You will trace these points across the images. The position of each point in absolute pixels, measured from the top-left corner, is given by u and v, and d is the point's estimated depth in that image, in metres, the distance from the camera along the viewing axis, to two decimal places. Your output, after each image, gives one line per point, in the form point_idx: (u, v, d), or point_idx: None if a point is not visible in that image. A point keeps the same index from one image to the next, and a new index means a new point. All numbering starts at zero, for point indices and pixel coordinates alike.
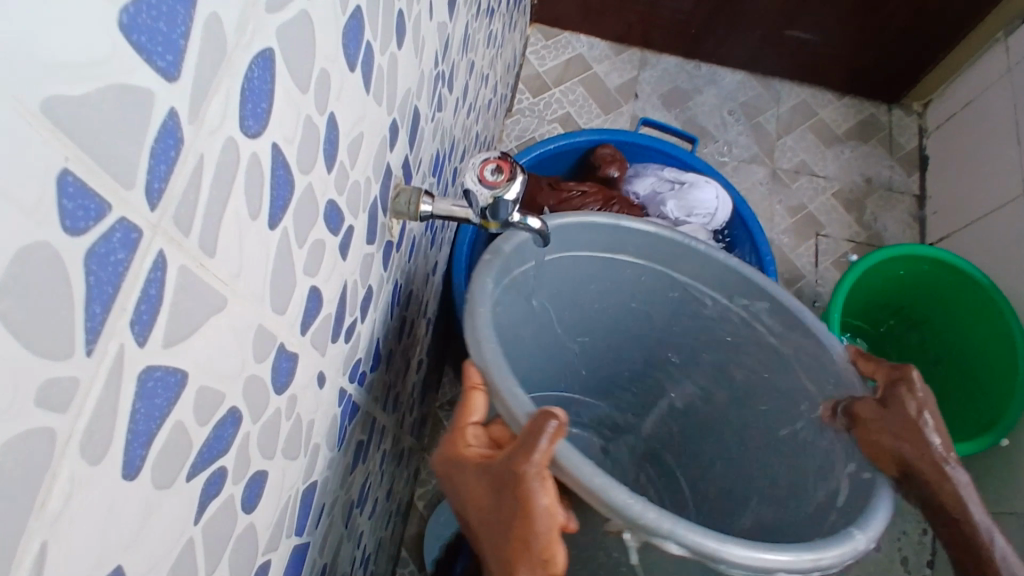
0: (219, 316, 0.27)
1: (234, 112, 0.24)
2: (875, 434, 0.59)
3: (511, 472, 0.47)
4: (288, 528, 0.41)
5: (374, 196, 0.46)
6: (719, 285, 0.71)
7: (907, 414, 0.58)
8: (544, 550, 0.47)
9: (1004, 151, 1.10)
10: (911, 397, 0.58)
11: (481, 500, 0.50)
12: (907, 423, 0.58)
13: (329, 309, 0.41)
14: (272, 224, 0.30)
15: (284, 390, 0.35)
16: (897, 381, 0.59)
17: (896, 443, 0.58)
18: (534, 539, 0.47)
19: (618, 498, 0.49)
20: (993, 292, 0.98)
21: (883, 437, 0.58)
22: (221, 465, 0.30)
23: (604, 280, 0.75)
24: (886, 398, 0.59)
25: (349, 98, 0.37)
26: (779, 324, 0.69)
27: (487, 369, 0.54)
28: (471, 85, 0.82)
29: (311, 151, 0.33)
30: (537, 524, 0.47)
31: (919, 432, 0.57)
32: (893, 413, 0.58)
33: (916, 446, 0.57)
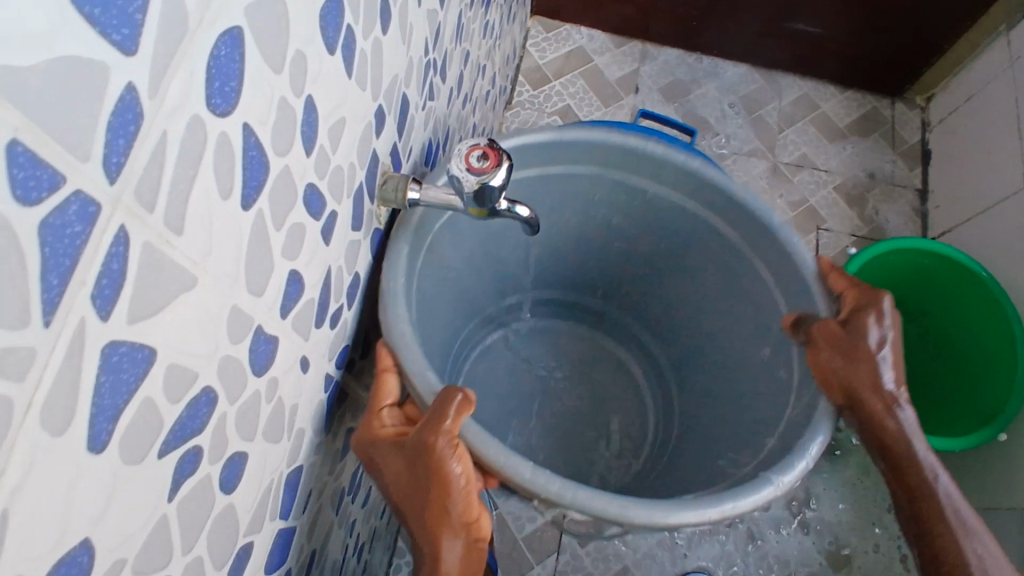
0: (189, 295, 0.27)
1: (199, 89, 0.25)
2: (835, 366, 0.60)
3: (427, 450, 0.50)
4: (271, 512, 0.41)
5: (359, 182, 0.46)
6: (699, 198, 0.73)
7: (864, 340, 0.60)
8: (463, 508, 0.51)
9: (1006, 144, 1.09)
10: (875, 320, 0.60)
11: (397, 477, 0.51)
12: (862, 347, 0.60)
13: (311, 294, 0.41)
14: (245, 205, 0.30)
15: (263, 373, 0.36)
16: (864, 302, 0.61)
17: (848, 369, 0.60)
18: (455, 506, 0.51)
19: (518, 471, 0.52)
20: (993, 286, 0.97)
21: (843, 366, 0.60)
22: (196, 445, 0.30)
23: (585, 192, 0.78)
24: (850, 319, 0.61)
25: (329, 82, 0.37)
26: (757, 240, 0.70)
27: (395, 346, 0.54)
28: (466, 76, 0.82)
29: (287, 133, 0.33)
30: (452, 488, 0.50)
31: (874, 355, 0.59)
32: (851, 337, 0.60)
33: (869, 370, 0.59)
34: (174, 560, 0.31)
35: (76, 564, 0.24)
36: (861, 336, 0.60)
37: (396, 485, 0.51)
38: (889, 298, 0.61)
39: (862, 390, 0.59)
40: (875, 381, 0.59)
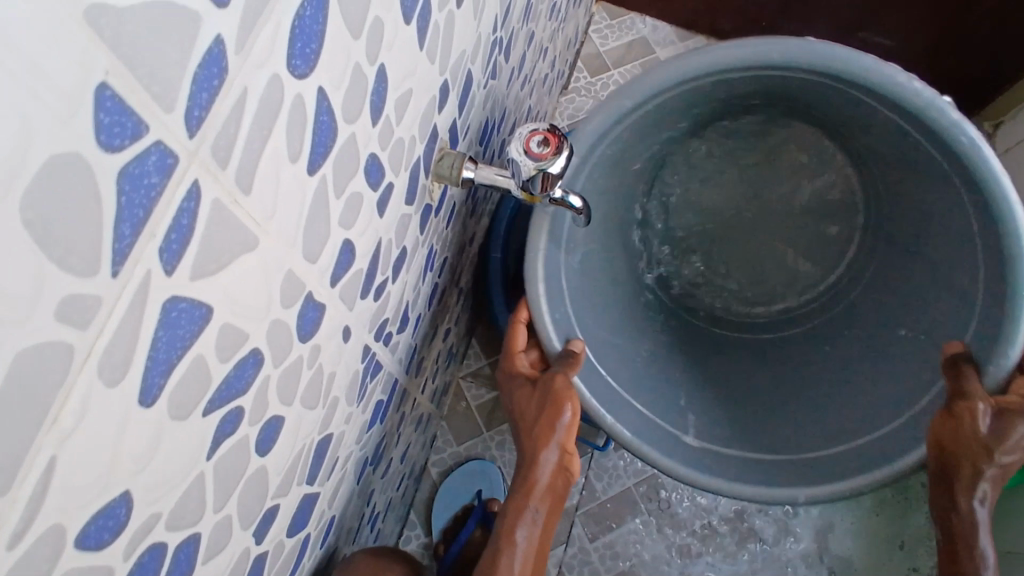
0: (250, 255, 0.27)
1: (282, 48, 0.24)
2: (947, 433, 0.56)
3: (549, 387, 0.58)
4: (298, 477, 0.42)
5: (418, 155, 0.46)
6: (876, 99, 0.60)
7: (1000, 439, 0.55)
8: (565, 447, 0.58)
9: None
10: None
11: (525, 407, 0.60)
12: (990, 442, 0.55)
13: (361, 264, 0.41)
14: (311, 168, 0.30)
15: (308, 338, 0.36)
16: None
17: (965, 451, 0.55)
18: (561, 445, 0.58)
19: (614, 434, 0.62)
20: None
21: (954, 438, 0.56)
22: (238, 405, 0.30)
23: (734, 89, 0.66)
24: (1006, 409, 0.55)
25: (401, 51, 0.36)
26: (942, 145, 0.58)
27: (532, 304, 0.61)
28: (528, 57, 0.80)
29: (357, 100, 0.32)
30: (558, 427, 0.58)
31: (990, 457, 0.55)
32: (994, 431, 0.55)
33: (974, 465, 0.56)
34: (205, 518, 0.31)
35: (112, 515, 0.24)
36: (990, 430, 0.55)
37: (523, 414, 0.60)
38: None
39: (953, 461, 0.56)
40: (972, 466, 0.56)
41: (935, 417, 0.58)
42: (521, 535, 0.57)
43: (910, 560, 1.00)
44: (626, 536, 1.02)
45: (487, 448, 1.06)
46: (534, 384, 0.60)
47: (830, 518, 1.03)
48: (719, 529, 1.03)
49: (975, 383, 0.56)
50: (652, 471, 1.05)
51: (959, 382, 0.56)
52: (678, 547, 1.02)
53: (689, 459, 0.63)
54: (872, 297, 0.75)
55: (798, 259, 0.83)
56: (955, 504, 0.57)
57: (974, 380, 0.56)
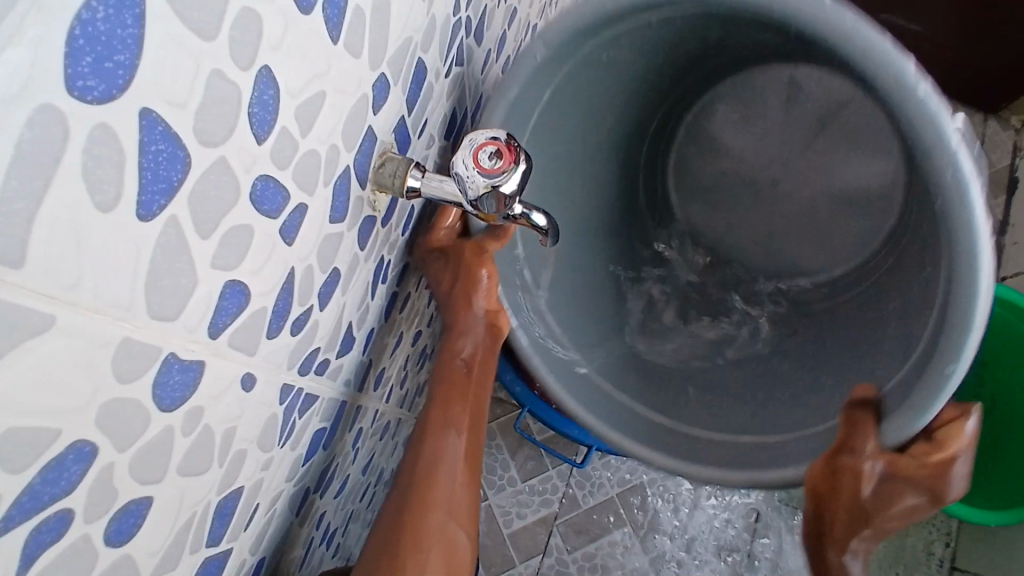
0: (40, 339, 0.20)
1: (56, 68, 0.17)
2: (842, 492, 0.50)
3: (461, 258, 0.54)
4: (192, 545, 0.36)
5: (345, 165, 0.38)
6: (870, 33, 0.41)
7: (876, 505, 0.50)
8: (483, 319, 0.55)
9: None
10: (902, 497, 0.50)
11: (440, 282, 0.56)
12: (871, 505, 0.50)
13: (264, 302, 0.34)
14: (143, 214, 0.22)
15: (178, 406, 0.29)
16: (929, 472, 0.48)
17: (842, 508, 0.51)
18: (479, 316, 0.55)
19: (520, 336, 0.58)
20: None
21: (836, 496, 0.50)
22: (63, 507, 0.24)
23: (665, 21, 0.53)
24: (894, 476, 0.48)
25: (301, 50, 0.29)
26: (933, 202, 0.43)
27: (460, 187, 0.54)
28: (510, 36, 0.72)
29: (225, 117, 0.25)
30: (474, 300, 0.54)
31: (864, 520, 0.51)
32: (877, 493, 0.49)
33: (845, 526, 0.52)
34: None
35: None
36: (878, 490, 0.49)
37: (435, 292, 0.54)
38: (959, 469, 0.48)
39: (832, 508, 0.51)
40: (854, 514, 0.51)
41: (819, 458, 0.51)
42: (453, 416, 0.54)
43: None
44: (606, 548, 0.97)
45: None
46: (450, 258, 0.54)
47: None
48: (708, 542, 0.97)
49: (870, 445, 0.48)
50: (636, 480, 0.99)
51: (852, 438, 0.49)
52: (659, 557, 0.97)
53: (581, 390, 0.60)
54: (864, 304, 0.64)
55: (821, 243, 0.74)
56: (828, 554, 0.54)
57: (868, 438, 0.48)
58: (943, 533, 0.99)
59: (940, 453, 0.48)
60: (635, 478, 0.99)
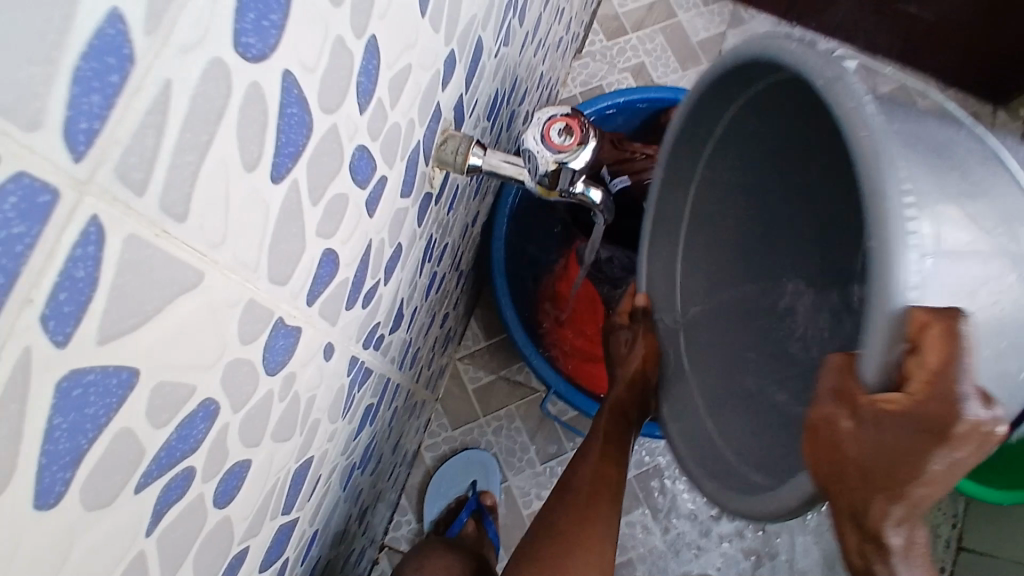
0: (190, 296, 0.21)
1: (226, 24, 0.18)
2: (852, 453, 0.34)
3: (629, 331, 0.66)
4: (272, 511, 0.36)
5: (416, 141, 0.39)
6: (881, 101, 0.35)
7: (900, 475, 0.32)
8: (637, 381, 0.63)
9: None
10: (942, 454, 0.31)
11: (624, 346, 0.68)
12: (887, 469, 0.32)
13: (346, 273, 0.34)
14: (276, 176, 0.23)
15: (278, 371, 0.30)
16: (931, 400, 0.30)
17: (852, 476, 0.34)
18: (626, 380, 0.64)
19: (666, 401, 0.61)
20: None
21: (842, 458, 0.34)
22: (189, 464, 0.25)
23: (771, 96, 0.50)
24: (930, 425, 0.30)
25: (398, 21, 0.29)
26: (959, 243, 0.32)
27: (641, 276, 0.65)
28: (544, 18, 0.73)
29: (339, 85, 0.26)
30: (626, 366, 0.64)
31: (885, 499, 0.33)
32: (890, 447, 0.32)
33: (858, 495, 0.34)
34: None
35: None
36: (889, 446, 0.32)
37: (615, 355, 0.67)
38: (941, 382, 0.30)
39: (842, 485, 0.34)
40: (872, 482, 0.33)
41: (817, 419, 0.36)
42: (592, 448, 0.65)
43: None
44: (625, 529, 0.98)
45: (484, 433, 1.02)
46: (631, 334, 0.66)
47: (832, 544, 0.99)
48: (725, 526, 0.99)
49: (857, 386, 0.33)
50: (653, 463, 1.00)
51: (847, 385, 0.34)
52: (678, 543, 0.98)
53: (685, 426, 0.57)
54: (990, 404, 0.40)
55: None
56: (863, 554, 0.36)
57: (850, 378, 0.34)
58: (950, 515, 1.02)
59: (925, 364, 0.30)
60: (652, 460, 1.01)
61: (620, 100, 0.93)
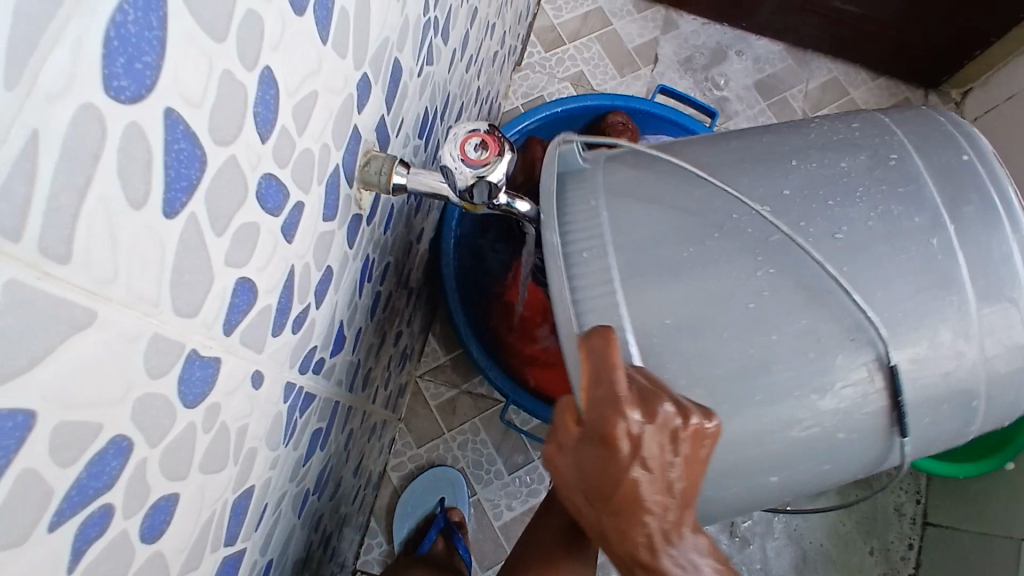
0: (86, 334, 0.21)
1: (93, 71, 0.18)
2: (574, 475, 0.43)
3: None
4: (211, 543, 0.36)
5: (335, 165, 0.39)
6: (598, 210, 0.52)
7: (608, 480, 0.41)
8: None
9: None
10: (621, 453, 0.40)
11: None
12: (599, 480, 0.41)
13: (268, 299, 0.35)
14: (169, 211, 0.23)
15: (200, 403, 0.30)
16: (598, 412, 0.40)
17: (586, 493, 0.42)
18: None
19: None
20: None
21: (574, 480, 0.43)
22: (106, 501, 0.25)
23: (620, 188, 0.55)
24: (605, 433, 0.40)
25: (295, 51, 0.30)
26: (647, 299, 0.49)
27: None
28: (472, 34, 0.74)
29: (234, 117, 0.26)
30: None
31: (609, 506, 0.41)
32: (594, 464, 0.41)
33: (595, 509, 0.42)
34: None
35: None
36: (590, 462, 0.41)
37: None
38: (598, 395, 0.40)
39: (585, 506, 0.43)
40: (599, 496, 0.42)
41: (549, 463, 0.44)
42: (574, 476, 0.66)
43: (878, 541, 1.03)
44: None
45: (449, 448, 1.02)
46: None
47: (801, 544, 1.02)
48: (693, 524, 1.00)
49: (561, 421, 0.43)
50: None
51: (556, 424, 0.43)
52: None
53: None
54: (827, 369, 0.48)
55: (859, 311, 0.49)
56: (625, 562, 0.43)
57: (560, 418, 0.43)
58: (912, 493, 1.05)
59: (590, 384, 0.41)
60: None
61: (558, 110, 0.94)
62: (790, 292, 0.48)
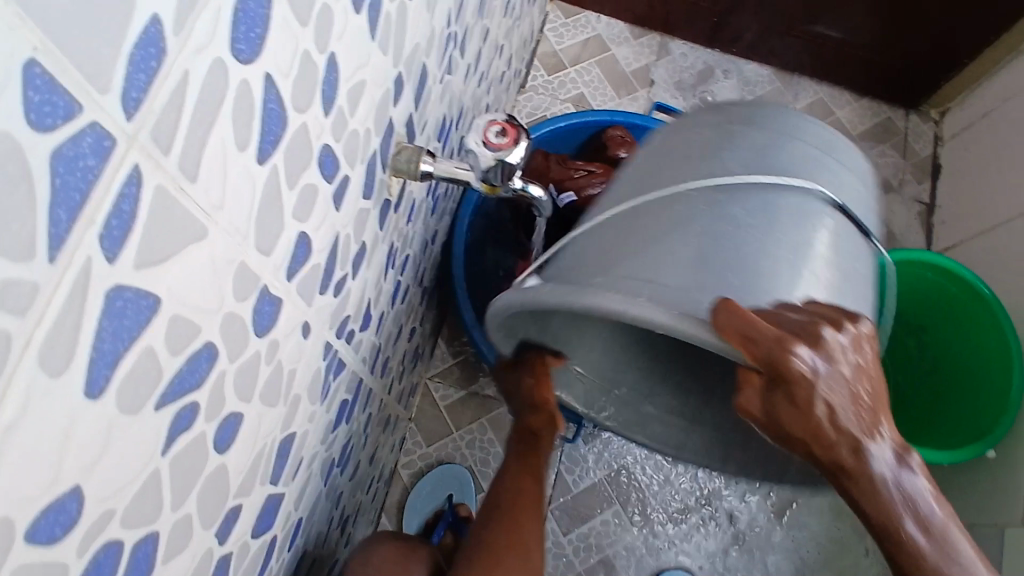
0: (199, 246, 0.26)
1: (224, 33, 0.24)
2: (784, 422, 0.43)
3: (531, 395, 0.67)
4: (261, 476, 0.41)
5: (374, 149, 0.45)
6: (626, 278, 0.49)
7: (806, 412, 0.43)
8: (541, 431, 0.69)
9: (1014, 187, 1.13)
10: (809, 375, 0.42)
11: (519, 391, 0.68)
12: (803, 416, 0.43)
13: (318, 259, 0.40)
14: (260, 158, 0.29)
15: (266, 334, 0.35)
16: (773, 347, 0.42)
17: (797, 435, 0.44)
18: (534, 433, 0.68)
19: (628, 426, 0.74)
20: (1003, 323, 0.98)
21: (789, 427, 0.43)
22: (193, 401, 0.29)
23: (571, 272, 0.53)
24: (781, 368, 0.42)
25: (352, 43, 0.36)
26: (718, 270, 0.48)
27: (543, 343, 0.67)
28: (484, 52, 0.81)
29: (308, 90, 0.32)
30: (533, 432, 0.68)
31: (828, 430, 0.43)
32: (796, 402, 0.42)
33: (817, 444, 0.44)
34: (163, 516, 0.30)
35: (67, 510, 0.23)
36: (786, 403, 0.43)
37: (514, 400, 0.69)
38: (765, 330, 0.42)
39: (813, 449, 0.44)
40: (814, 431, 0.43)
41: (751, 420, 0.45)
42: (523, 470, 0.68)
43: None
44: (598, 528, 1.10)
45: (458, 448, 1.06)
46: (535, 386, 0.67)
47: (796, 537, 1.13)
48: (689, 517, 1.13)
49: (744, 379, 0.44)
50: (622, 465, 1.14)
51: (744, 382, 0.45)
52: (654, 543, 1.11)
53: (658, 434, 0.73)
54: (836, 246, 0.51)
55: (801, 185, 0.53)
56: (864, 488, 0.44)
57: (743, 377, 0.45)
58: None
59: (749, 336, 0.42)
60: (621, 461, 1.15)
61: (562, 126, 1.01)
62: (773, 206, 0.50)
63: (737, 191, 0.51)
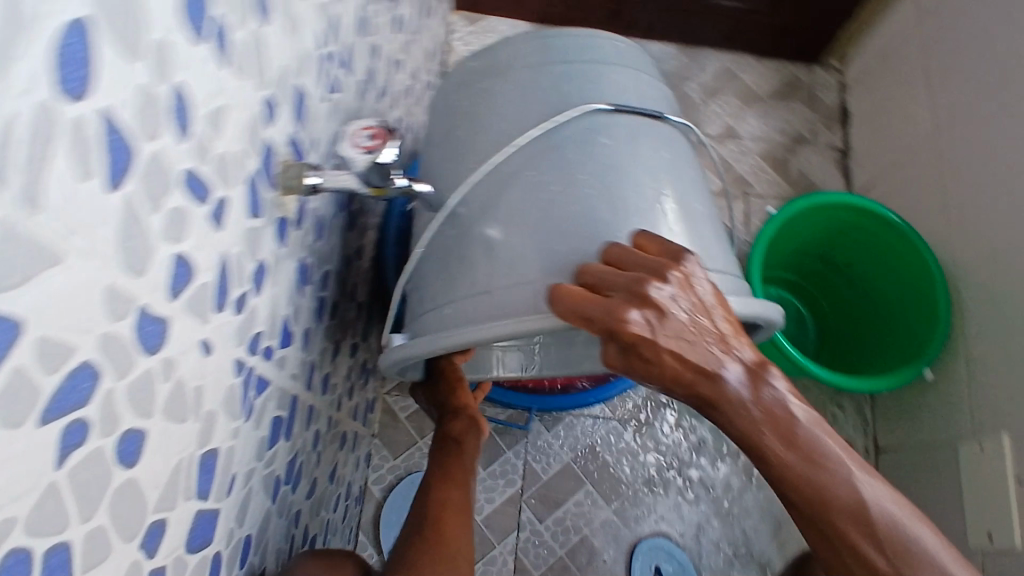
0: (56, 271, 0.29)
1: (49, 74, 0.26)
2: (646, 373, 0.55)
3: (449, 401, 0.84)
4: (184, 491, 0.43)
5: (251, 170, 0.47)
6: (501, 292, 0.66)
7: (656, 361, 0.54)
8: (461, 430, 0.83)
9: (914, 120, 1.20)
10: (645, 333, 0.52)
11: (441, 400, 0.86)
12: (656, 363, 0.54)
13: (206, 277, 0.42)
14: (110, 185, 0.31)
15: (156, 352, 0.37)
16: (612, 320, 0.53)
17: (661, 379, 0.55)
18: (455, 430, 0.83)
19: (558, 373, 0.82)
20: (925, 251, 1.02)
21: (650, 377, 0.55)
22: (81, 417, 0.32)
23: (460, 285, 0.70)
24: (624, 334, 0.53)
25: (199, 72, 0.38)
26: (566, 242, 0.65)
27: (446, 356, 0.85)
28: (379, 69, 0.84)
29: (154, 119, 0.34)
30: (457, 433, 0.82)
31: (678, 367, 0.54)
32: (646, 357, 0.54)
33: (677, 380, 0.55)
34: (71, 528, 0.32)
35: None
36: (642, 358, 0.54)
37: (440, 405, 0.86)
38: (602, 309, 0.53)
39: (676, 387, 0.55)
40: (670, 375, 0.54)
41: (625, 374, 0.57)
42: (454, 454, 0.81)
43: None
44: (572, 510, 1.13)
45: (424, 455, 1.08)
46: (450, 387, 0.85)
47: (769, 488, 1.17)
48: (659, 485, 1.16)
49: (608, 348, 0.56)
50: (589, 445, 1.17)
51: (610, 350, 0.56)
52: (629, 514, 1.14)
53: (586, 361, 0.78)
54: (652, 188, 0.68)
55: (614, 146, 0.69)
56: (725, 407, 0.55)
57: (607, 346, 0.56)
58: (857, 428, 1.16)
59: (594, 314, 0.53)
60: (585, 442, 1.17)
61: None
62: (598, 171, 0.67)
63: (569, 171, 0.67)
